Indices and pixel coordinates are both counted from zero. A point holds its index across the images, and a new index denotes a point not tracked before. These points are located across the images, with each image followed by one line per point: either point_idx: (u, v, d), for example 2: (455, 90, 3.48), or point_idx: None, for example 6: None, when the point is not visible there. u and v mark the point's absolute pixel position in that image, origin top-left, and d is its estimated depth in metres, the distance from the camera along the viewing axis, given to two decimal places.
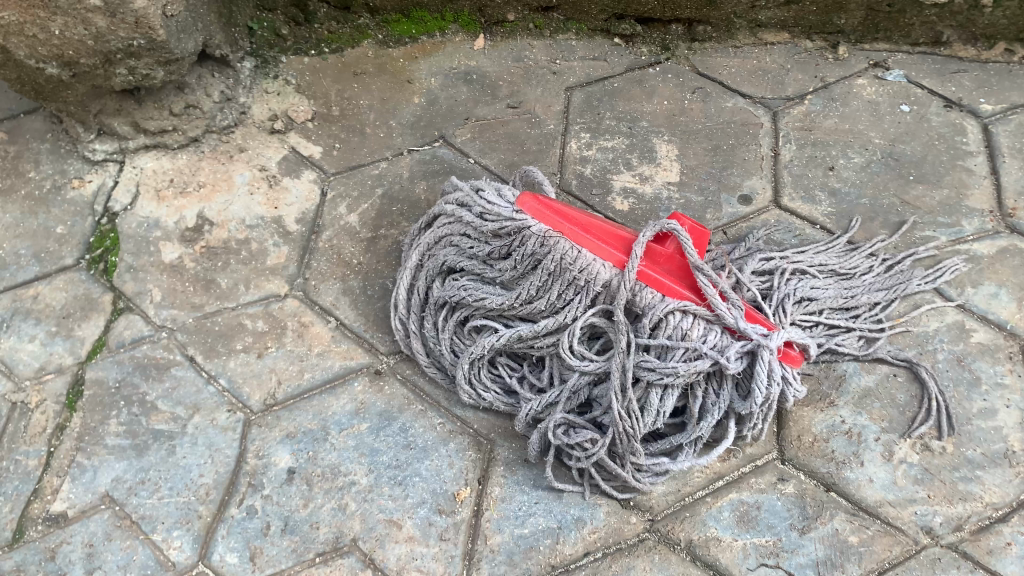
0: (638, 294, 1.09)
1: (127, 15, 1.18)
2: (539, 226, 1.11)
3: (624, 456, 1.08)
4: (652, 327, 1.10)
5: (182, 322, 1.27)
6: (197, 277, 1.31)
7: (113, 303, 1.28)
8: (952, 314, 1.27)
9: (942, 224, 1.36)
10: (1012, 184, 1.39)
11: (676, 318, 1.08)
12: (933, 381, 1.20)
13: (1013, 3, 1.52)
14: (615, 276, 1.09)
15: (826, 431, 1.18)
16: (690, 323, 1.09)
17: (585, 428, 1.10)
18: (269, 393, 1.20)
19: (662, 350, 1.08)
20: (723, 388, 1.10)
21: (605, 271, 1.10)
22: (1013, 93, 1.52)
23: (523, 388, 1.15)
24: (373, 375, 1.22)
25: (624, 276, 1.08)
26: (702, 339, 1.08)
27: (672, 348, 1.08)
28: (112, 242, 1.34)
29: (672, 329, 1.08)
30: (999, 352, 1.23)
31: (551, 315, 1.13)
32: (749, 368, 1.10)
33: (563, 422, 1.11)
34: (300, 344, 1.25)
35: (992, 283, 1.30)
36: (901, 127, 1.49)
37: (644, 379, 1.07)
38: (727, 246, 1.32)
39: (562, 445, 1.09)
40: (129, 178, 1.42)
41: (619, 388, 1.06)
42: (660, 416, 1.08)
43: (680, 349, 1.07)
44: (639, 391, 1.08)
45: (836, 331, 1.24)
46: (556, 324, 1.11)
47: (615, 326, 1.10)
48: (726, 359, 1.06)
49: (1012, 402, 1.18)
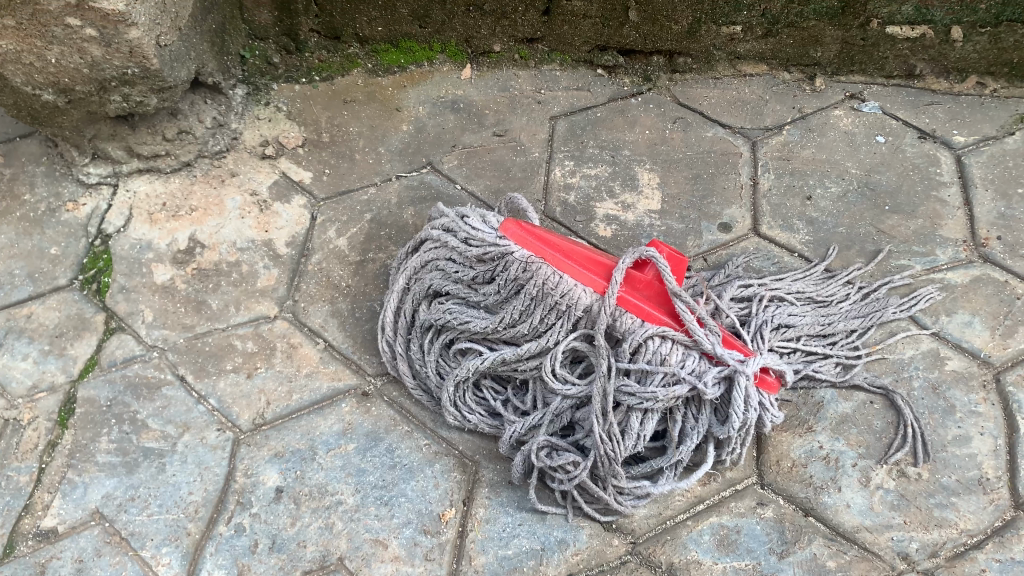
0: (618, 320, 1.11)
1: (122, 45, 1.20)
2: (522, 252, 1.14)
3: (605, 479, 1.10)
4: (632, 351, 1.12)
5: (172, 342, 1.29)
6: (188, 298, 1.33)
7: (105, 322, 1.30)
8: (926, 342, 1.31)
9: (918, 253, 1.40)
10: (985, 216, 1.43)
11: (654, 342, 1.11)
12: (909, 408, 1.23)
13: (983, 37, 1.54)
14: (596, 301, 1.12)
15: (804, 456, 1.20)
16: (668, 349, 1.10)
17: (568, 451, 1.12)
18: (258, 412, 1.22)
19: (641, 375, 1.11)
20: (700, 412, 1.12)
21: (586, 296, 1.12)
22: (986, 124, 1.54)
23: (507, 411, 1.17)
24: (360, 396, 1.24)
25: (604, 302, 1.11)
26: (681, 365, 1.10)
27: (651, 373, 1.10)
28: (106, 263, 1.36)
29: (651, 354, 1.11)
30: (973, 380, 1.26)
31: (534, 339, 1.15)
32: (725, 393, 1.12)
33: (546, 444, 1.12)
34: (288, 365, 1.26)
35: (966, 312, 1.33)
36: (877, 157, 1.52)
37: (624, 403, 1.09)
38: (706, 273, 1.35)
39: (545, 467, 1.11)
40: (123, 200, 1.44)
41: (601, 411, 1.09)
42: (640, 439, 1.10)
43: (660, 374, 1.09)
44: (620, 415, 1.10)
45: (814, 357, 1.27)
46: (539, 348, 1.13)
47: (596, 350, 1.12)
48: (703, 385, 1.09)
49: (986, 429, 1.21)
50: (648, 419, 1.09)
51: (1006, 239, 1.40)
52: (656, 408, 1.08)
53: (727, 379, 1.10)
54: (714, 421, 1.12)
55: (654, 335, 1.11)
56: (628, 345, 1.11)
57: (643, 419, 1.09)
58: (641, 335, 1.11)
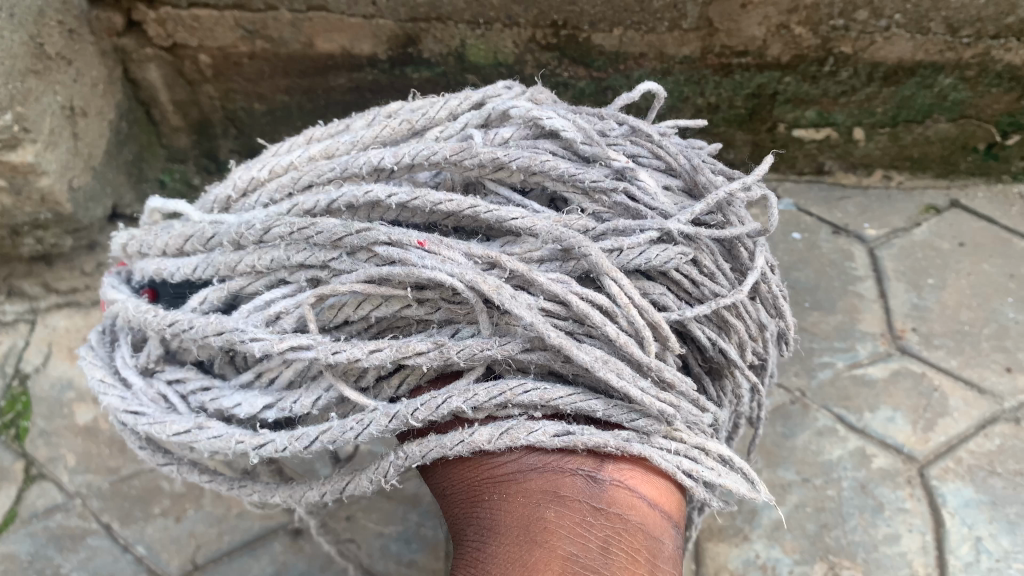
0: (498, 435, 0.67)
1: (33, 193, 1.28)
2: (461, 279, 0.68)
3: (703, 294, 0.75)
4: (559, 306, 0.69)
5: (96, 487, 1.26)
6: (112, 438, 1.31)
7: (25, 470, 1.28)
8: (853, 440, 1.31)
9: (839, 349, 1.43)
10: (898, 308, 1.47)
11: (375, 359, 0.70)
12: (526, 130, 0.82)
13: (883, 137, 1.58)
14: (500, 405, 0.69)
15: (742, 567, 1.20)
16: (350, 432, 0.70)
17: (705, 323, 0.77)
18: (188, 558, 1.19)
19: (716, 363, 0.79)
20: (538, 143, 0.81)
21: (498, 433, 0.67)
22: (894, 216, 1.60)
23: (693, 356, 0.79)
24: (294, 534, 1.21)
25: (496, 434, 0.67)
26: (422, 352, 0.70)
27: (567, 257, 0.71)
28: (23, 405, 1.35)
29: (553, 285, 0.69)
30: (899, 477, 1.27)
31: (605, 344, 0.70)
32: (400, 125, 0.85)
33: (708, 319, 0.77)
34: (218, 505, 1.24)
35: (888, 407, 1.35)
36: (794, 254, 1.56)
37: (610, 219, 0.76)
38: (616, 134, 0.83)
39: (707, 324, 0.77)
40: (42, 336, 1.43)
41: (679, 282, 0.75)
42: (663, 258, 0.73)
43: (545, 301, 0.69)
44: (671, 197, 0.79)
45: (710, 217, 0.79)
46: (615, 351, 0.70)
47: (599, 337, 0.70)
48: (252, 337, 0.73)
49: (914, 526, 1.21)
50: (652, 173, 0.80)
51: (920, 330, 1.43)
52: (676, 205, 0.78)
53: (283, 260, 0.75)
54: (426, 172, 0.82)
55: (384, 350, 0.70)
56: (399, 398, 0.75)
57: (661, 136, 0.83)
58: (412, 425, 0.69)
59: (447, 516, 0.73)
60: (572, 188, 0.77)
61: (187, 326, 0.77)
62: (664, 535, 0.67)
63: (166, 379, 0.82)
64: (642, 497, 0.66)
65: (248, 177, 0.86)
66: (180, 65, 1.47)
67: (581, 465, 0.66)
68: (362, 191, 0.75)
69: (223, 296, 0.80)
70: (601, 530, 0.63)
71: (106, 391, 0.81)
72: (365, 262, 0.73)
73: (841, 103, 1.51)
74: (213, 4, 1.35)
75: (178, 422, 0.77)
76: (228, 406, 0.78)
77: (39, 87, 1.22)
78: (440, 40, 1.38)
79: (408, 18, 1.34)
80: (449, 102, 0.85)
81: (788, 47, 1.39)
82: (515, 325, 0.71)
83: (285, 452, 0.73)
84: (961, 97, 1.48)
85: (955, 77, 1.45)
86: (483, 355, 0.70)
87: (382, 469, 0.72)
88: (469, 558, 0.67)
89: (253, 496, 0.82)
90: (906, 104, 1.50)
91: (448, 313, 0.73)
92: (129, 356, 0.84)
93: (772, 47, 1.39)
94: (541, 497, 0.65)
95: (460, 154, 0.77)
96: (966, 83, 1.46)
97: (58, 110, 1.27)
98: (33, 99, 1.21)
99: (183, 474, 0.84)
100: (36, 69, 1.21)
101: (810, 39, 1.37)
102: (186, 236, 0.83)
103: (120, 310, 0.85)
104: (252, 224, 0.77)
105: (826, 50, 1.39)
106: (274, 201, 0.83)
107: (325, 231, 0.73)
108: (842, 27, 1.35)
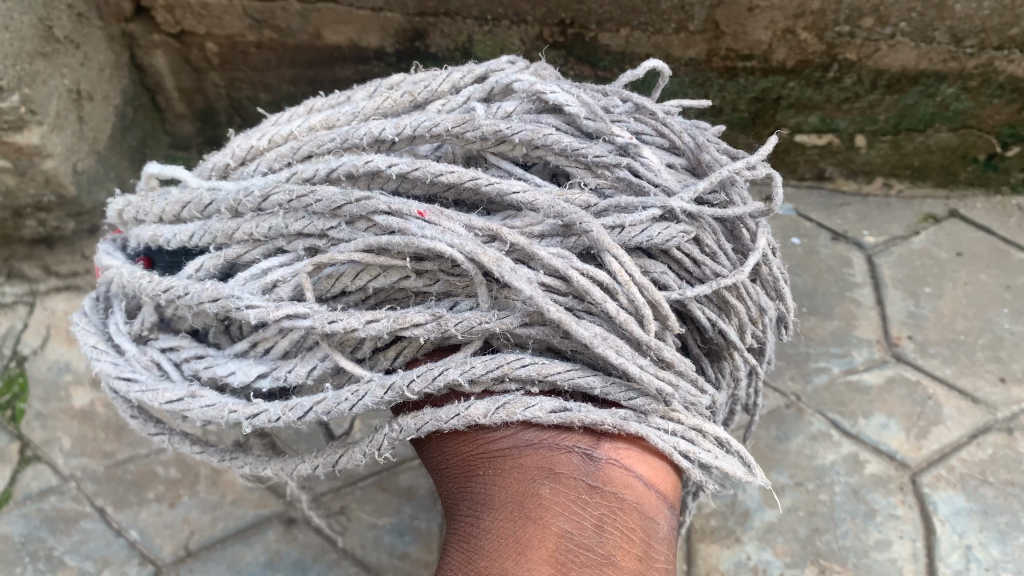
0: (494, 408, 0.67)
1: (37, 175, 1.28)
2: (463, 250, 0.68)
3: (704, 273, 0.75)
4: (560, 281, 0.69)
5: (91, 470, 1.26)
6: (108, 423, 1.32)
7: (19, 452, 1.28)
8: (846, 445, 1.32)
9: (834, 355, 1.43)
10: (895, 316, 1.47)
11: (372, 329, 0.71)
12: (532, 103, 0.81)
13: (885, 145, 1.58)
14: (498, 378, 0.69)
15: (732, 568, 1.21)
16: (345, 403, 0.71)
17: (705, 304, 0.77)
18: (181, 543, 1.19)
19: (714, 344, 0.79)
20: (542, 118, 0.81)
21: (495, 408, 0.68)
22: (893, 224, 1.61)
23: (692, 336, 0.79)
24: (287, 523, 1.21)
25: (493, 408, 0.67)
26: (419, 324, 0.70)
27: (568, 232, 0.71)
28: (20, 387, 1.35)
29: (554, 261, 0.69)
30: (891, 483, 1.27)
31: (605, 320, 0.70)
32: (404, 97, 0.84)
33: (707, 300, 0.77)
34: (212, 492, 1.25)
35: (882, 413, 1.35)
36: (792, 259, 1.57)
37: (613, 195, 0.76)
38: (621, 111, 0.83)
39: (706, 305, 0.77)
40: (41, 319, 1.43)
41: (681, 261, 0.75)
42: (666, 236, 0.72)
43: (545, 276, 0.69)
44: (674, 175, 0.79)
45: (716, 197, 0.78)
46: (615, 327, 0.70)
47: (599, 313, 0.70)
48: (249, 301, 0.74)
49: (905, 532, 1.22)
50: (655, 151, 0.80)
51: (916, 338, 1.44)
52: (679, 182, 0.78)
53: (281, 228, 0.76)
54: (427, 145, 0.82)
55: (380, 321, 0.71)
56: (394, 369, 0.76)
57: (665, 114, 0.82)
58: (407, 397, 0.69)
59: (443, 491, 0.73)
60: (574, 163, 0.78)
61: (183, 291, 0.77)
62: (657, 515, 0.67)
63: (160, 347, 0.82)
64: (636, 477, 0.67)
65: (248, 144, 0.87)
66: (187, 52, 1.47)
67: (577, 442, 0.67)
68: (362, 160, 0.75)
69: (220, 264, 0.80)
70: (595, 508, 0.64)
71: (99, 357, 0.82)
72: (364, 232, 0.74)
73: (844, 110, 1.51)
74: None
75: (170, 390, 0.77)
76: (222, 374, 0.78)
77: (47, 70, 1.22)
78: (448, 35, 1.38)
79: (416, 12, 1.35)
80: (452, 75, 0.85)
81: (793, 53, 1.39)
82: (515, 299, 0.71)
83: (278, 422, 0.73)
84: (963, 107, 1.49)
85: (958, 87, 1.45)
86: (481, 327, 0.70)
87: (376, 442, 0.73)
88: (462, 532, 0.67)
89: (244, 467, 0.83)
90: (908, 112, 1.51)
91: (447, 286, 0.74)
92: (123, 323, 0.85)
93: (777, 52, 1.39)
94: (537, 474, 0.65)
95: (462, 126, 0.76)
96: (969, 94, 1.46)
97: (65, 93, 1.27)
98: (41, 81, 1.21)
99: (175, 445, 0.84)
100: (45, 52, 1.21)
101: (816, 45, 1.38)
102: (184, 203, 0.84)
103: (114, 277, 0.85)
104: (251, 189, 0.78)
105: (830, 56, 1.40)
106: (273, 170, 0.83)
107: (324, 199, 0.73)
108: (847, 34, 1.36)
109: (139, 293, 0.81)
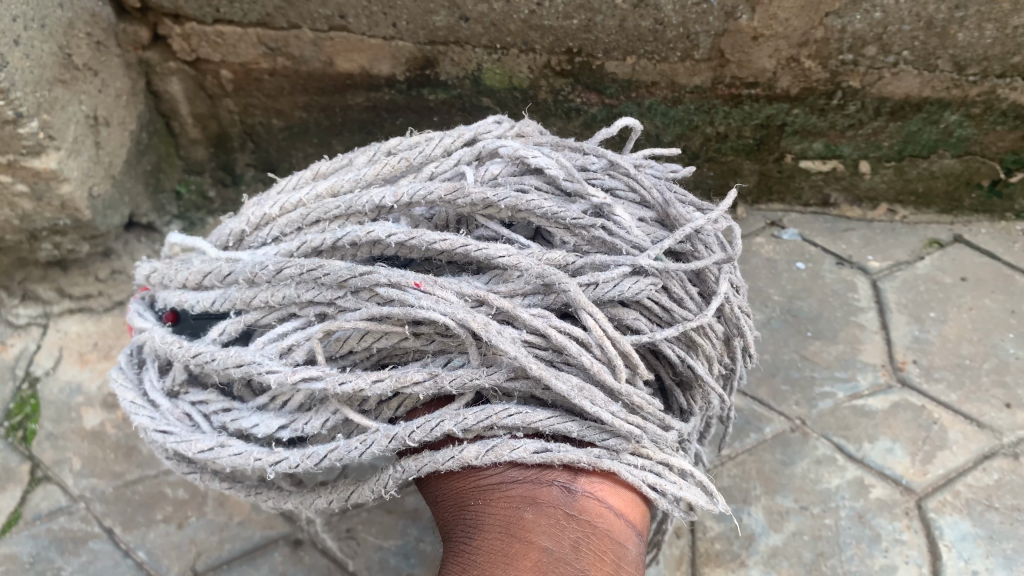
0: (483, 457, 0.71)
1: (54, 199, 1.31)
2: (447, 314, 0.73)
3: (672, 314, 0.80)
4: (541, 338, 0.73)
5: (100, 491, 1.27)
6: (118, 443, 1.33)
7: (30, 472, 1.30)
8: (851, 469, 1.32)
9: (839, 379, 1.44)
10: (900, 340, 1.48)
11: (376, 389, 0.74)
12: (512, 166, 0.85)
13: (889, 170, 1.60)
14: (484, 428, 0.73)
15: None
16: (355, 451, 0.74)
17: (674, 344, 0.81)
18: (188, 564, 1.20)
19: (684, 376, 0.83)
20: (524, 179, 0.85)
21: (486, 457, 0.71)
22: (898, 249, 1.62)
23: (664, 370, 0.84)
24: (293, 545, 1.22)
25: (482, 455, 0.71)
26: (418, 381, 0.74)
27: (551, 288, 0.76)
28: (32, 408, 1.37)
29: (535, 322, 0.73)
30: (896, 507, 1.27)
31: (581, 372, 0.74)
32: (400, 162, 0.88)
33: (677, 340, 0.81)
34: (220, 513, 1.26)
35: (887, 438, 1.36)
36: (798, 284, 1.58)
37: (589, 253, 0.80)
38: (595, 171, 0.87)
39: (674, 344, 0.81)
40: (54, 340, 1.46)
41: (651, 305, 0.79)
42: (636, 289, 0.77)
43: (527, 334, 0.74)
44: (645, 228, 0.82)
45: (684, 245, 0.83)
46: (591, 377, 0.74)
47: (576, 365, 0.74)
48: (267, 367, 0.77)
49: (911, 557, 1.22)
50: (627, 207, 0.84)
51: (921, 362, 1.45)
52: (649, 237, 0.81)
53: (294, 297, 0.79)
54: (421, 208, 0.85)
55: (384, 381, 0.74)
56: (398, 419, 0.80)
57: (636, 169, 0.87)
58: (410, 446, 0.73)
59: (440, 521, 0.78)
60: (555, 224, 0.81)
61: (209, 358, 0.80)
62: (630, 542, 0.71)
63: (190, 400, 0.86)
64: (610, 507, 0.70)
65: (262, 212, 0.89)
66: (202, 78, 1.50)
67: (556, 477, 0.71)
68: (364, 232, 0.79)
69: (240, 328, 0.83)
70: (571, 533, 0.68)
71: (136, 412, 0.85)
72: (368, 300, 0.77)
73: (848, 136, 1.53)
74: (237, 20, 1.37)
75: (202, 440, 0.81)
76: (247, 427, 0.81)
77: (65, 96, 1.25)
78: (458, 63, 1.41)
79: (427, 41, 1.37)
80: (442, 140, 0.88)
81: (797, 80, 1.41)
82: (501, 355, 0.75)
83: (298, 468, 0.76)
84: (967, 134, 1.50)
85: (961, 114, 1.47)
86: (472, 383, 0.74)
87: (382, 481, 0.78)
88: (455, 553, 0.72)
89: (267, 501, 0.89)
90: (912, 138, 1.52)
91: (441, 345, 0.78)
92: (156, 379, 0.88)
93: (782, 80, 1.41)
94: (520, 503, 0.70)
95: (453, 194, 0.79)
96: (972, 120, 1.48)
97: (82, 119, 1.30)
98: (59, 107, 1.24)
99: (206, 482, 0.88)
100: (64, 79, 1.24)
101: (820, 72, 1.39)
102: (206, 270, 0.86)
103: (146, 337, 0.88)
104: (263, 265, 0.80)
105: (834, 84, 1.42)
106: (285, 236, 0.87)
107: (332, 273, 0.76)
108: (851, 62, 1.37)
109: (171, 356, 0.84)
